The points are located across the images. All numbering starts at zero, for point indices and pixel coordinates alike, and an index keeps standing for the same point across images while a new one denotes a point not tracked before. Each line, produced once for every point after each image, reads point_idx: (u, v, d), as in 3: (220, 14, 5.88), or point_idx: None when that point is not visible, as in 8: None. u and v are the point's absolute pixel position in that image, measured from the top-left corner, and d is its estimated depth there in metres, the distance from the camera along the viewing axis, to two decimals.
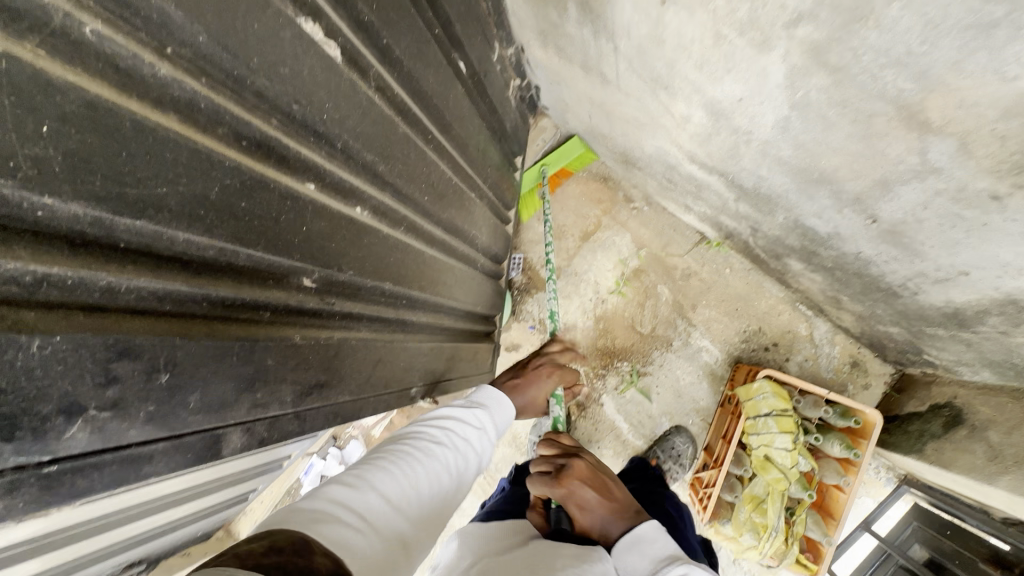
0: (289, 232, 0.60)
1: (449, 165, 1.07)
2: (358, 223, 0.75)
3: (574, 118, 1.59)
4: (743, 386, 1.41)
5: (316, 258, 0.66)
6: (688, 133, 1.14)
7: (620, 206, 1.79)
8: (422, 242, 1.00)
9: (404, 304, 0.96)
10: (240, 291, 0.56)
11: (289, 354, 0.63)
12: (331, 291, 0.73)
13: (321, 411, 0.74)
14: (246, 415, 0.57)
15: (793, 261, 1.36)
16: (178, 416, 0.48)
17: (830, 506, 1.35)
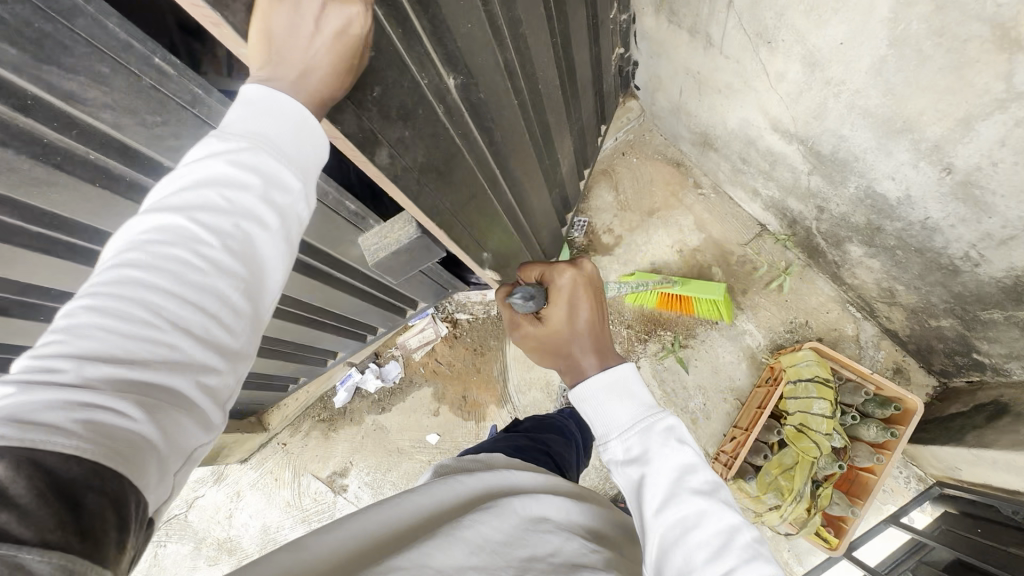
0: (454, 24, 0.83)
1: (555, 73, 1.26)
2: (490, 59, 0.96)
3: (664, 95, 1.74)
4: (787, 354, 1.46)
5: (460, 62, 0.90)
6: (777, 95, 1.26)
7: (688, 190, 1.89)
8: (525, 124, 1.23)
9: (499, 162, 1.19)
10: (422, 46, 0.80)
11: (426, 120, 0.89)
12: (465, 103, 0.96)
13: (431, 190, 0.98)
14: (389, 138, 0.83)
15: (855, 246, 1.43)
16: (364, 96, 0.75)
17: (858, 488, 1.37)
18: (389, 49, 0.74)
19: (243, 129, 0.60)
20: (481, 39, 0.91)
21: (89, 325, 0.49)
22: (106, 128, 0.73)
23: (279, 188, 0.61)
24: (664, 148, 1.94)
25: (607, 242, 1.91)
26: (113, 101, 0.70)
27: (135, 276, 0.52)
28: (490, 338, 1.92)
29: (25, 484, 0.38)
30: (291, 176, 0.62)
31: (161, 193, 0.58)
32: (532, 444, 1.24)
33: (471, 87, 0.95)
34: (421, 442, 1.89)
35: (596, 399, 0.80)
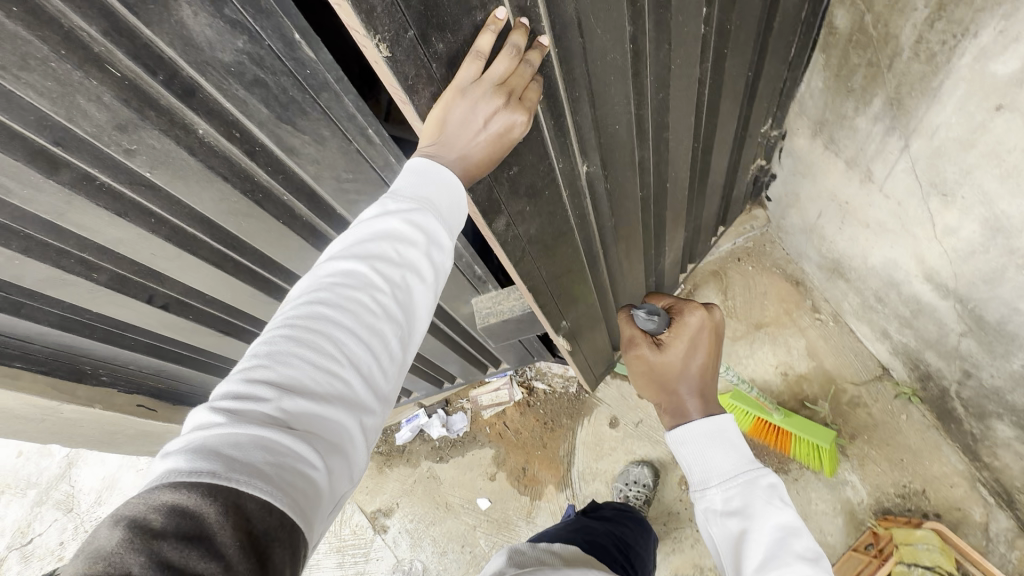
0: (604, 120, 0.81)
1: (691, 174, 1.24)
2: (631, 158, 0.95)
3: (797, 213, 1.68)
4: (901, 528, 1.31)
5: (603, 152, 0.87)
6: (941, 247, 1.17)
7: (804, 312, 1.78)
8: (643, 218, 1.17)
9: (603, 250, 1.12)
10: (571, 134, 0.78)
11: (552, 199, 0.83)
12: (591, 190, 0.91)
13: (532, 268, 0.90)
14: (514, 210, 0.77)
15: (1003, 424, 1.27)
16: (504, 172, 0.71)
17: None
18: (537, 132, 0.71)
19: (420, 184, 0.60)
20: (626, 138, 0.89)
21: (281, 361, 0.48)
22: (306, 176, 0.81)
23: (443, 242, 0.62)
24: (785, 263, 1.86)
25: None
26: (321, 156, 0.77)
27: (324, 315, 0.52)
28: (563, 414, 1.87)
29: (230, 538, 0.37)
30: (453, 233, 0.63)
31: (341, 236, 0.59)
32: (610, 543, 1.14)
33: (601, 175, 0.91)
34: (471, 503, 1.84)
35: (696, 445, 0.76)
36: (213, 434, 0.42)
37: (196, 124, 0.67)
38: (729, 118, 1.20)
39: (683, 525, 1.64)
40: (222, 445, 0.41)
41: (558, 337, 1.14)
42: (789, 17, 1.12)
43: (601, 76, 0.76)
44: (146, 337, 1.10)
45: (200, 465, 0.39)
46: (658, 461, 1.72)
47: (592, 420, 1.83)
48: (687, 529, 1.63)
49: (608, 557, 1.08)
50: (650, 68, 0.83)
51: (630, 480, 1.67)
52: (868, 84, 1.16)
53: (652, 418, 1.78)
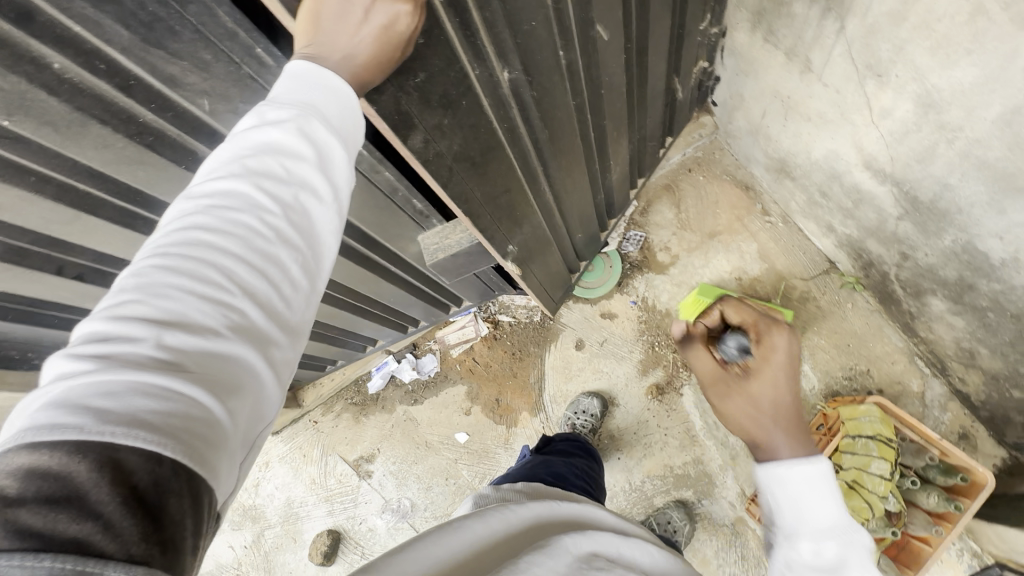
0: (517, 15, 0.73)
1: (628, 79, 1.18)
2: (558, 63, 0.88)
3: (743, 116, 1.66)
4: (847, 406, 1.40)
5: (524, 57, 0.80)
6: (878, 132, 1.17)
7: (755, 216, 1.80)
8: (580, 130, 1.11)
9: (543, 166, 1.08)
10: (481, 34, 0.71)
11: (472, 110, 0.78)
12: (516, 100, 0.86)
13: (461, 186, 0.87)
14: (428, 125, 0.73)
15: (937, 299, 1.34)
16: (406, 79, 0.66)
17: (907, 556, 1.30)
18: (440, 30, 0.64)
19: (299, 91, 0.53)
20: (547, 37, 0.81)
21: (154, 298, 0.43)
22: (201, 113, 0.73)
23: (338, 156, 0.55)
24: (734, 169, 1.85)
25: (662, 260, 1.84)
26: (211, 88, 0.69)
27: (202, 245, 0.47)
28: (530, 343, 1.89)
29: (108, 489, 0.35)
30: (348, 147, 0.56)
31: (215, 156, 0.52)
32: (570, 473, 1.19)
33: (523, 81, 0.84)
34: (450, 439, 1.89)
35: (795, 489, 0.67)
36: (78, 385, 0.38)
37: (48, 58, 0.58)
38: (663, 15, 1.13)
39: (652, 431, 1.72)
40: (90, 395, 0.38)
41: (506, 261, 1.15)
42: None
43: None
44: (69, 312, 1.03)
45: (64, 421, 0.36)
46: (625, 377, 1.78)
47: (559, 345, 1.87)
48: (655, 435, 1.72)
49: (570, 487, 1.12)
50: None
51: (577, 409, 1.74)
52: None
53: (616, 336, 1.82)
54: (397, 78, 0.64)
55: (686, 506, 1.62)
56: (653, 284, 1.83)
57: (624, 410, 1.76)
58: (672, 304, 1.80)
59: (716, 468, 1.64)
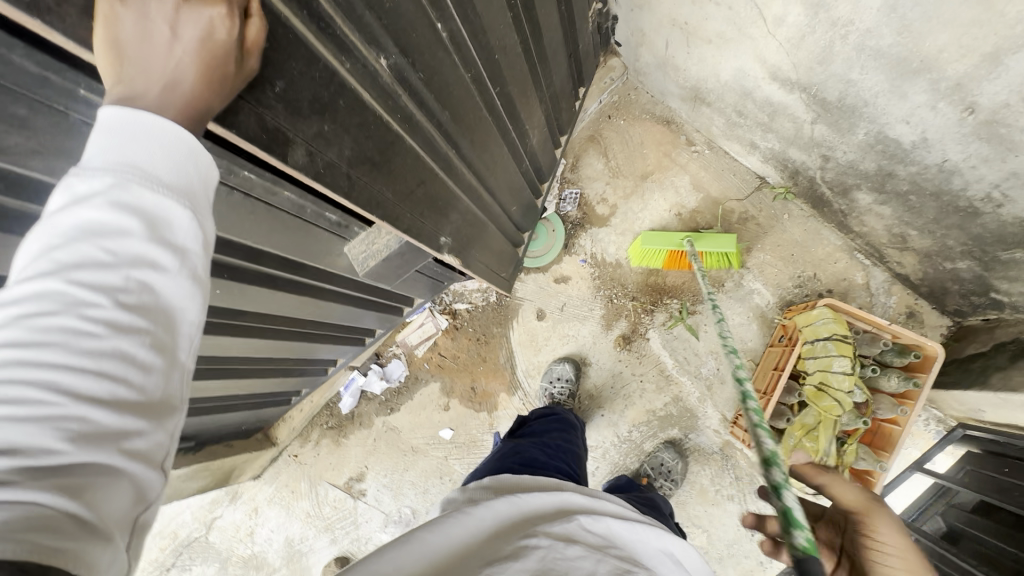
0: None
1: (522, 37, 1.11)
2: (437, 38, 0.79)
3: (648, 51, 1.63)
4: (802, 314, 1.44)
5: (396, 37, 0.72)
6: (776, 40, 1.16)
7: (681, 148, 1.80)
8: (485, 103, 1.05)
9: (454, 148, 1.01)
10: (338, 23, 0.63)
11: (353, 108, 0.71)
12: (402, 85, 0.79)
13: (367, 190, 0.80)
14: (310, 134, 0.65)
15: (863, 193, 1.37)
16: (264, 92, 0.57)
17: (882, 440, 1.37)
18: (287, 29, 0.56)
19: (113, 146, 0.46)
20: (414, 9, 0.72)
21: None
22: (41, 175, 0.63)
23: (176, 215, 0.49)
24: (652, 105, 1.83)
25: (601, 213, 1.83)
26: (39, 145, 0.60)
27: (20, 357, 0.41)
28: (493, 325, 1.86)
29: None
30: (188, 201, 0.49)
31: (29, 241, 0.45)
32: (543, 456, 1.18)
33: (405, 63, 0.76)
34: (435, 438, 1.86)
35: None
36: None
37: None
38: None
39: (629, 382, 1.74)
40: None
41: (442, 255, 1.10)
42: None
43: None
44: None
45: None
46: (591, 335, 1.78)
47: (521, 320, 1.84)
48: (632, 384, 1.73)
49: (543, 468, 1.11)
50: None
51: (552, 379, 1.73)
52: None
53: (574, 298, 1.81)
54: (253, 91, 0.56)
55: (676, 445, 1.67)
56: (598, 238, 1.82)
57: (597, 368, 1.76)
58: (620, 254, 1.79)
59: (695, 402, 1.68)
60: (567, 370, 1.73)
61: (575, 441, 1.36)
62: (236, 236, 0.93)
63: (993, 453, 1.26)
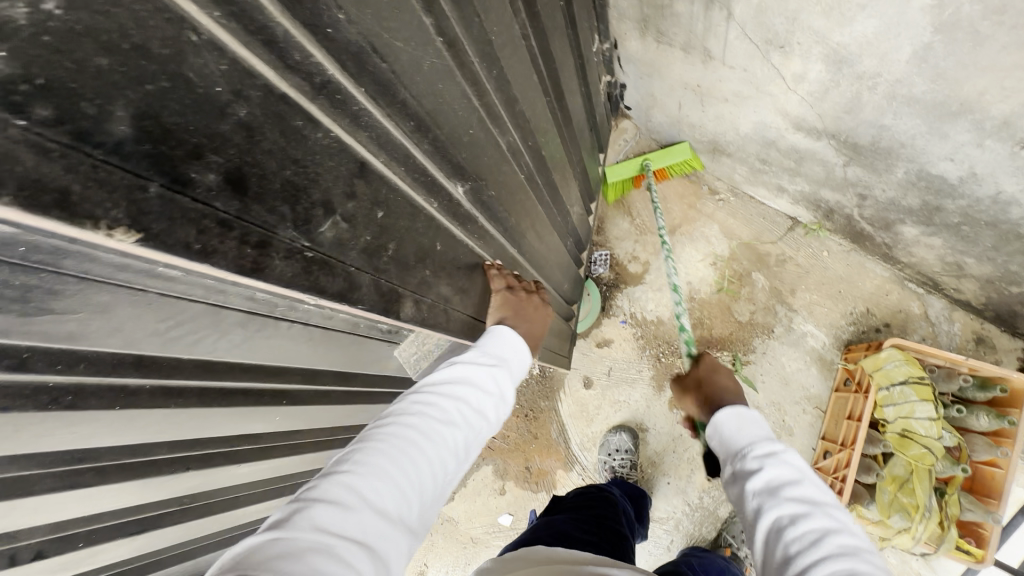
0: (457, 133, 0.67)
1: (557, 127, 1.15)
2: (500, 150, 0.84)
3: (661, 112, 1.66)
4: (867, 357, 1.36)
5: (473, 165, 0.74)
6: (798, 95, 1.17)
7: (705, 198, 1.80)
8: (535, 196, 1.08)
9: (518, 246, 1.02)
10: (427, 168, 0.63)
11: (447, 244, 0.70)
12: (480, 206, 0.79)
13: (457, 317, 0.80)
14: (415, 283, 0.64)
15: (908, 226, 1.34)
16: (379, 257, 0.55)
17: (983, 485, 1.27)
18: (395, 192, 0.57)
19: (487, 355, 0.87)
20: (483, 135, 0.76)
21: (385, 477, 0.61)
22: (117, 349, 0.63)
23: (489, 406, 0.82)
24: None
25: (635, 271, 1.81)
26: (119, 324, 0.59)
27: (397, 449, 0.66)
28: (539, 398, 1.81)
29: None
30: (500, 403, 0.84)
31: (412, 391, 0.77)
32: (574, 529, 1.07)
33: (481, 185, 0.77)
34: (494, 526, 1.77)
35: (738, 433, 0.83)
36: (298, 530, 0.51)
37: None
38: (564, 55, 1.10)
39: (690, 443, 1.66)
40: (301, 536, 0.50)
41: None
42: None
43: (434, 96, 0.60)
44: None
45: (291, 549, 0.49)
46: (644, 399, 1.72)
47: (567, 390, 1.80)
48: (694, 446, 1.65)
49: (581, 542, 1.01)
50: (478, 55, 0.69)
51: (609, 450, 1.66)
52: None
53: (619, 361, 1.76)
54: (371, 261, 0.54)
55: None
56: (635, 297, 1.79)
57: (655, 432, 1.69)
58: (661, 311, 1.75)
59: None
60: (624, 439, 1.66)
61: (614, 516, 1.25)
62: (296, 363, 0.92)
63: None
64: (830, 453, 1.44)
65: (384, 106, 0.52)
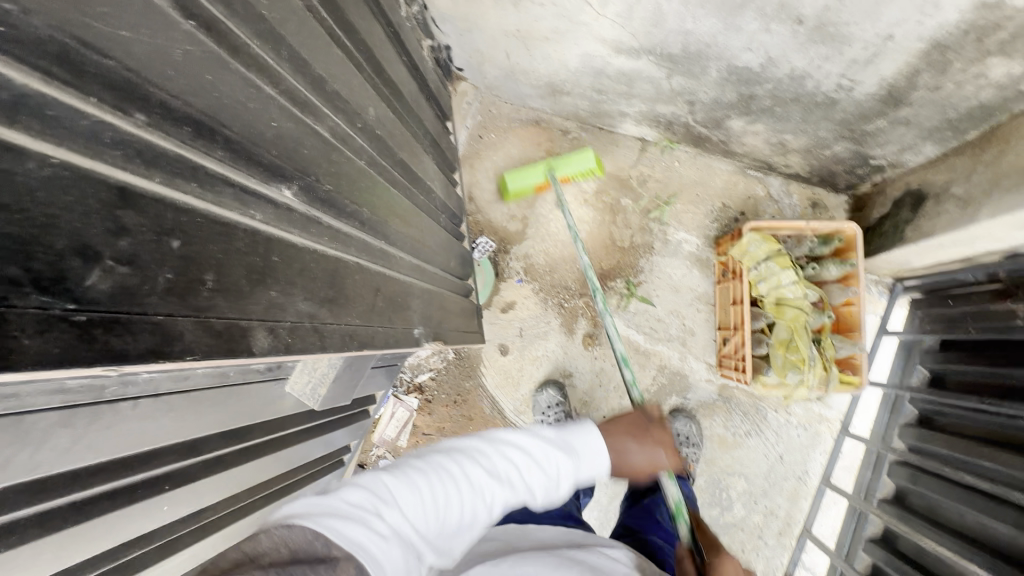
0: (257, 129, 0.58)
1: (387, 103, 1.07)
2: (324, 139, 0.75)
3: (492, 66, 1.64)
4: (733, 246, 1.50)
5: (292, 161, 0.65)
6: (609, 19, 1.20)
7: (560, 141, 1.83)
8: (386, 180, 1.01)
9: (384, 237, 0.94)
10: (228, 177, 0.53)
11: (290, 256, 0.61)
12: (320, 204, 0.71)
13: (337, 331, 0.70)
14: (262, 310, 0.54)
15: (734, 120, 1.46)
16: (198, 293, 0.45)
17: (847, 323, 1.47)
18: (195, 210, 0.47)
19: (568, 438, 0.88)
20: (295, 126, 0.67)
21: (406, 486, 0.69)
22: None
23: (534, 477, 0.82)
24: (517, 112, 1.85)
25: (516, 229, 1.81)
26: None
27: (456, 474, 0.75)
28: (463, 381, 1.78)
29: None
30: (555, 488, 0.83)
31: (487, 431, 0.87)
32: None
33: (312, 181, 0.69)
34: None
35: None
36: (345, 502, 0.61)
37: None
38: (369, 26, 1.02)
39: (613, 373, 1.74)
40: (344, 508, 0.60)
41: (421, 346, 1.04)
42: None
43: (208, 89, 0.50)
44: None
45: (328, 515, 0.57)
46: (560, 347, 1.75)
47: (487, 363, 1.78)
48: (617, 375, 1.73)
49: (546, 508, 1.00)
50: (251, 34, 0.60)
51: (543, 407, 1.68)
52: None
53: (527, 320, 1.78)
54: (192, 301, 0.44)
55: (682, 411, 1.67)
56: (525, 255, 1.80)
57: (580, 374, 1.74)
58: (551, 260, 1.78)
59: (679, 363, 1.70)
60: (553, 391, 1.68)
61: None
62: (163, 442, 0.79)
63: (936, 293, 1.43)
64: (729, 339, 1.57)
65: (135, 114, 0.42)
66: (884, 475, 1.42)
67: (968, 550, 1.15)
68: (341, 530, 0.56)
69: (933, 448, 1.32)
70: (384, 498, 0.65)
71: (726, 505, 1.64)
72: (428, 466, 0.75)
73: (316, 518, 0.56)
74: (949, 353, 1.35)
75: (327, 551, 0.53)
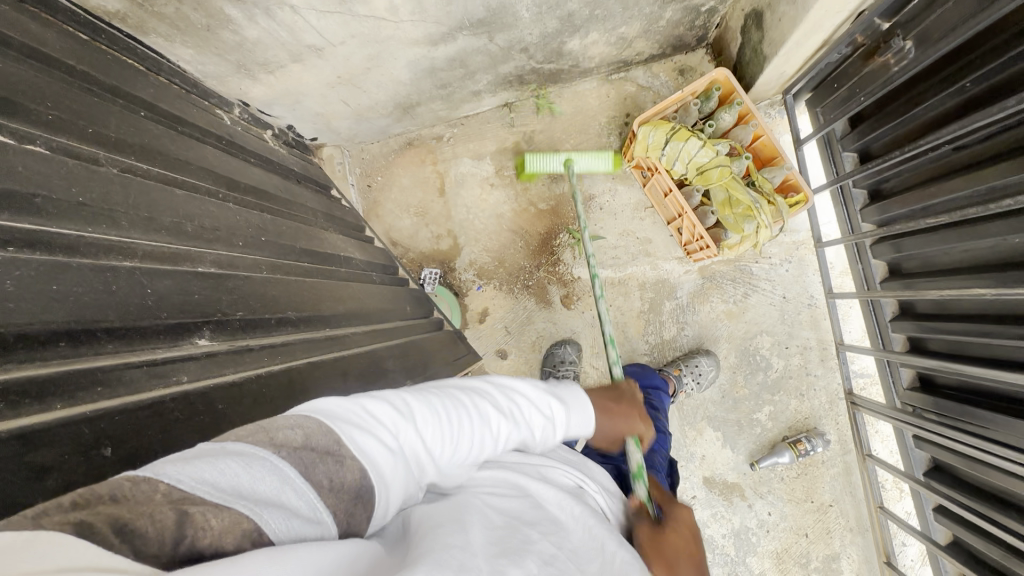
0: (136, 308, 0.57)
1: (259, 209, 1.06)
2: (210, 274, 0.72)
3: (339, 119, 1.62)
4: (636, 147, 1.54)
5: (190, 312, 0.64)
6: (408, 21, 1.21)
7: (438, 148, 1.83)
8: (298, 273, 1.00)
9: (325, 324, 0.93)
10: (132, 361, 0.53)
11: (235, 397, 0.63)
12: (242, 336, 0.70)
13: None
14: None
15: (571, 42, 1.49)
16: None
17: (767, 153, 1.52)
18: (115, 413, 0.49)
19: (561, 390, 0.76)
20: (180, 277, 0.66)
21: (422, 411, 0.58)
22: None
23: (541, 427, 0.69)
24: (387, 146, 1.85)
25: (448, 245, 1.81)
26: None
27: (471, 406, 0.63)
28: None
29: None
30: (551, 434, 0.70)
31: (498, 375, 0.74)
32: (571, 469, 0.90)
33: (218, 321, 0.67)
34: None
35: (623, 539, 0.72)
36: (355, 413, 0.52)
37: None
38: (199, 151, 1.00)
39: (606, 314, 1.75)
40: (352, 417, 0.51)
41: None
42: (79, 43, 0.89)
43: (58, 303, 0.49)
44: None
45: (347, 421, 0.50)
46: (548, 321, 1.76)
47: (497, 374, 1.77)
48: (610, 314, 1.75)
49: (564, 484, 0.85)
50: (78, 224, 0.58)
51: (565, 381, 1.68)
52: (207, 11, 1.03)
53: (507, 316, 1.78)
54: None
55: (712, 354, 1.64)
56: (469, 262, 1.80)
57: (579, 334, 1.75)
58: (495, 252, 1.79)
59: (655, 271, 1.72)
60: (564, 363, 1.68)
61: None
62: None
63: (821, 85, 1.48)
64: (680, 226, 1.61)
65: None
66: (872, 260, 1.47)
67: (965, 279, 1.21)
68: (349, 435, 0.48)
69: (896, 213, 1.37)
70: (398, 415, 0.55)
71: (766, 365, 1.67)
72: (444, 390, 0.64)
73: (331, 418, 0.49)
74: (860, 128, 1.41)
75: (336, 445, 0.47)
